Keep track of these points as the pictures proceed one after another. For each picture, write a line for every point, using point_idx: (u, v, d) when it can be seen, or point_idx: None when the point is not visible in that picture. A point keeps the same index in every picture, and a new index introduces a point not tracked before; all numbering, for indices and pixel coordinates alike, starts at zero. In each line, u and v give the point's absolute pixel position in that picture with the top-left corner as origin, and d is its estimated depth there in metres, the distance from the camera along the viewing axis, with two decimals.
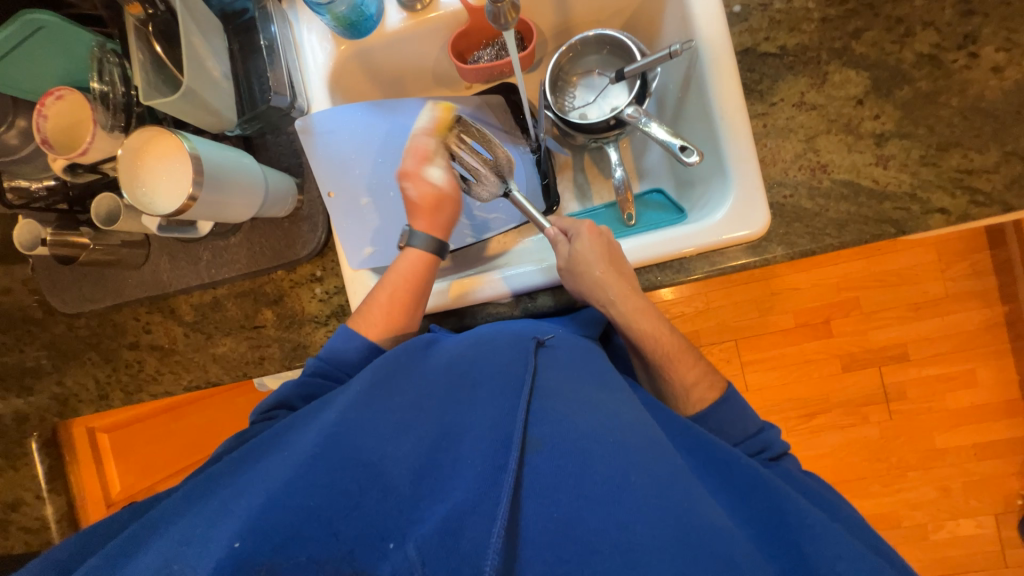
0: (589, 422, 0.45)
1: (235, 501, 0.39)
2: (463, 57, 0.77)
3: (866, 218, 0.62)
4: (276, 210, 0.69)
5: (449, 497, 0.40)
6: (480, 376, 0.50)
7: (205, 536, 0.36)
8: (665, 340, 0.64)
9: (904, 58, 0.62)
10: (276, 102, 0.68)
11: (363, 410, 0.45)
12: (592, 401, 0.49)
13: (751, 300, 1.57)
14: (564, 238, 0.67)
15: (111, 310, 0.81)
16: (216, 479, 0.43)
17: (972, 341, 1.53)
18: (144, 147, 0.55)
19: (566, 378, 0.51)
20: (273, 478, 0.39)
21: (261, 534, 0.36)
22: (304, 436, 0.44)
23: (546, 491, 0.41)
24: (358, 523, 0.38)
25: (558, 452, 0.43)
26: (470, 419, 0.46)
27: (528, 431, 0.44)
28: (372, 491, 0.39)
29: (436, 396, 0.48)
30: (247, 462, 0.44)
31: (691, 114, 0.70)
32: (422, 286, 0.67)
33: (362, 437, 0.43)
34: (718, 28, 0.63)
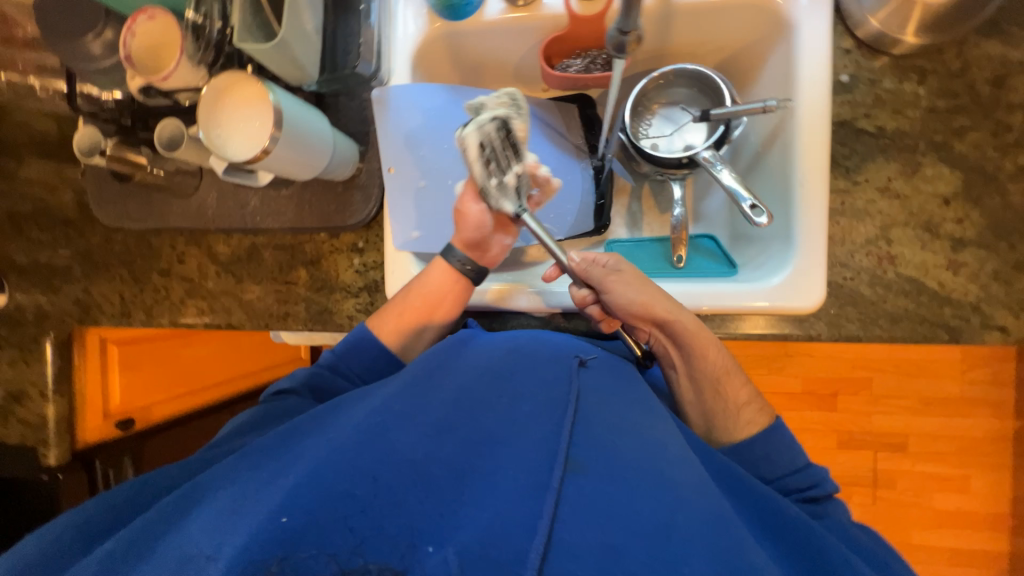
0: (634, 454, 0.45)
1: (279, 478, 0.42)
2: (552, 60, 0.75)
3: (922, 318, 0.61)
4: (335, 173, 0.69)
5: (490, 506, 0.40)
6: (522, 388, 0.51)
7: (250, 508, 0.40)
8: (717, 358, 0.61)
9: (1004, 167, 0.60)
10: (360, 69, 0.67)
11: (406, 407, 0.47)
12: (636, 426, 0.49)
13: (762, 355, 1.55)
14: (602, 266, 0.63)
15: (149, 233, 0.81)
16: (262, 452, 0.47)
17: (975, 449, 1.50)
18: (227, 89, 0.55)
19: (608, 402, 0.51)
20: (318, 459, 0.42)
21: (302, 512, 0.38)
22: (346, 423, 0.46)
23: (590, 513, 0.40)
24: (400, 515, 0.39)
25: (603, 477, 0.42)
26: (511, 428, 0.46)
27: (571, 450, 0.44)
28: (415, 488, 0.40)
29: (475, 398, 0.49)
30: (291, 442, 0.47)
31: (767, 171, 0.69)
32: (442, 308, 0.67)
33: (404, 431, 0.44)
34: (819, 92, 0.61)
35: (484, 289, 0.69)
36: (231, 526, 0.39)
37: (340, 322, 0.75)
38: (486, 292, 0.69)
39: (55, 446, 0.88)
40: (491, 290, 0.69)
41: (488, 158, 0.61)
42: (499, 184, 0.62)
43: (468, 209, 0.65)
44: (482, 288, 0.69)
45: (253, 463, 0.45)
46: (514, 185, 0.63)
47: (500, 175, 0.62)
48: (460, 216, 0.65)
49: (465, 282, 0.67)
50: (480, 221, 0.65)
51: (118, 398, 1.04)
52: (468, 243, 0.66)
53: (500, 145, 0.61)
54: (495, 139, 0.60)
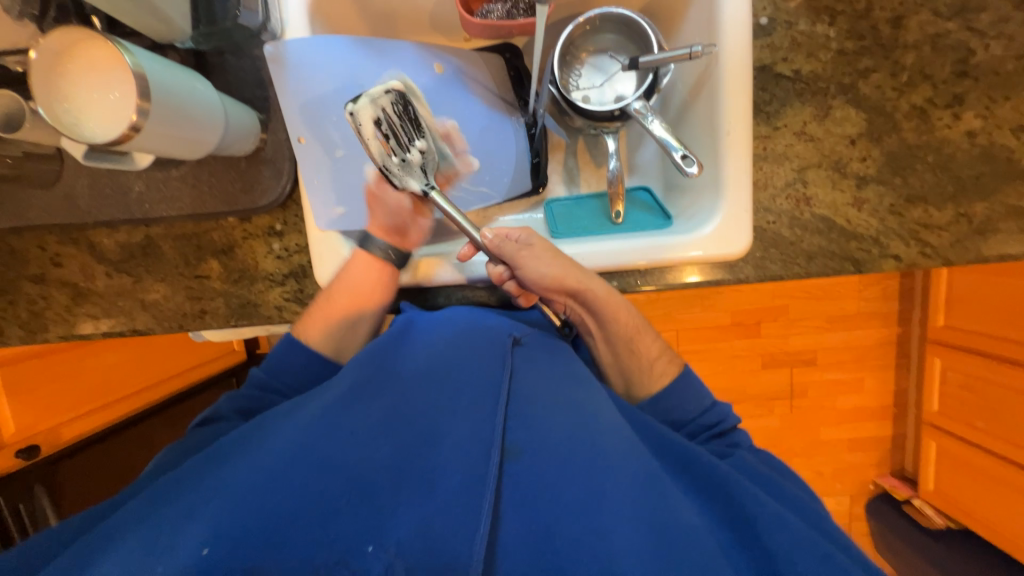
0: (569, 428, 0.46)
1: (200, 506, 0.38)
2: (470, 7, 0.68)
3: (833, 253, 0.67)
4: (235, 148, 0.60)
5: (429, 502, 0.39)
6: (458, 378, 0.51)
7: (167, 543, 0.36)
8: (627, 320, 0.63)
9: (900, 106, 0.64)
10: (245, 20, 0.57)
11: (338, 414, 0.45)
12: (570, 399, 0.50)
13: (697, 295, 1.66)
14: (512, 242, 0.61)
15: (6, 233, 0.67)
16: (180, 484, 0.42)
17: (868, 355, 1.75)
18: (63, 51, 0.43)
19: (541, 378, 0.53)
20: (241, 481, 0.39)
21: (230, 540, 0.35)
22: (274, 438, 0.44)
23: (524, 500, 0.41)
24: (334, 526, 0.37)
25: (540, 457, 0.44)
26: (448, 421, 0.46)
27: (506, 436, 0.45)
28: (350, 496, 0.38)
29: (410, 395, 0.48)
30: (212, 465, 0.43)
31: (694, 120, 0.69)
32: (373, 301, 0.63)
33: (338, 439, 0.42)
34: (740, 38, 0.61)
35: (412, 262, 0.66)
36: (145, 567, 0.34)
37: (267, 314, 0.68)
38: (412, 266, 0.66)
39: None
40: (415, 263, 0.66)
41: (388, 133, 0.58)
42: (403, 162, 0.60)
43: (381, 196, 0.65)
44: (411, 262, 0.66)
45: (171, 493, 0.41)
46: (420, 163, 0.61)
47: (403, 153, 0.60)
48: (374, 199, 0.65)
49: (389, 268, 0.64)
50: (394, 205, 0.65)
51: (14, 425, 0.94)
52: (387, 226, 0.65)
53: (398, 122, 0.60)
54: (393, 115, 0.59)
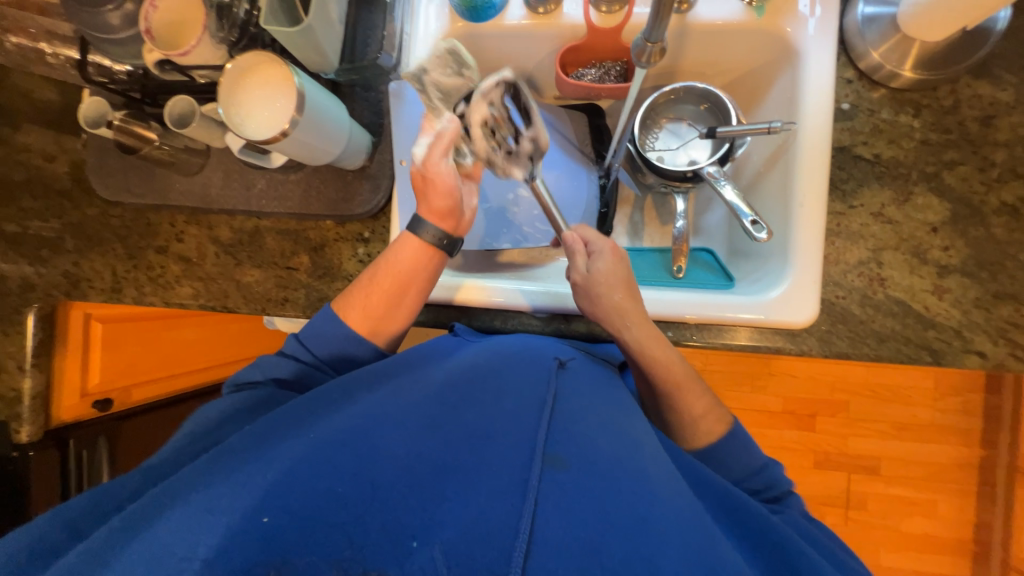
0: (612, 449, 0.46)
1: (263, 471, 0.42)
2: (567, 69, 0.76)
3: (908, 339, 0.64)
4: (347, 162, 0.69)
5: (472, 501, 0.42)
6: (505, 384, 0.52)
7: (231, 505, 0.40)
8: (676, 369, 0.61)
9: (988, 201, 0.63)
10: (381, 61, 0.68)
11: (389, 404, 0.49)
12: (615, 424, 0.50)
13: (745, 373, 1.59)
14: (583, 248, 0.65)
15: (148, 209, 0.80)
16: (238, 449, 0.45)
17: (942, 475, 1.56)
18: (251, 69, 0.55)
19: (586, 398, 0.53)
20: (302, 453, 0.44)
21: (288, 513, 0.40)
22: (330, 418, 0.48)
23: (570, 515, 0.41)
24: (385, 513, 0.41)
25: (583, 473, 0.44)
26: (493, 424, 0.48)
27: (551, 447, 0.45)
28: (399, 488, 0.42)
29: (461, 393, 0.51)
30: (272, 430, 0.47)
31: (768, 189, 0.72)
32: (416, 282, 0.63)
33: (388, 427, 0.46)
34: (821, 120, 0.64)
35: (478, 283, 0.70)
36: (209, 524, 0.39)
37: None
38: (480, 287, 0.70)
39: (30, 422, 0.86)
40: (484, 285, 0.70)
41: (493, 129, 0.65)
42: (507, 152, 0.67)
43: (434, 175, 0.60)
44: (476, 283, 0.71)
45: (235, 456, 0.44)
46: (527, 152, 0.67)
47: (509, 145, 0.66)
48: (429, 182, 0.60)
49: (438, 254, 0.63)
50: (450, 186, 0.61)
51: (97, 377, 1.01)
52: (442, 211, 0.62)
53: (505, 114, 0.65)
54: (498, 106, 0.64)
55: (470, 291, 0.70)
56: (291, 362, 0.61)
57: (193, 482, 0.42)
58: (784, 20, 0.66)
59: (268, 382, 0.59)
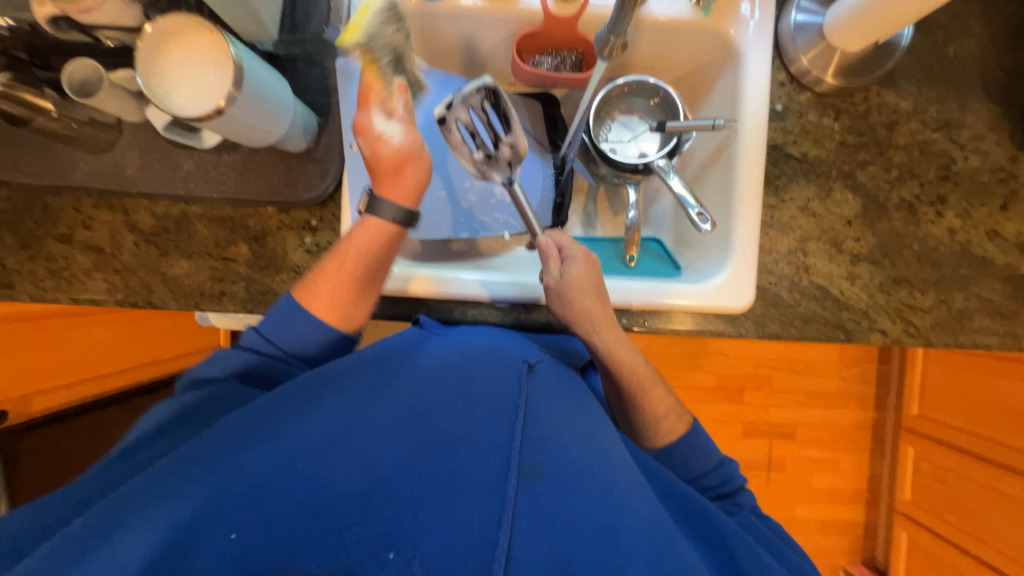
0: (584, 458, 0.47)
1: (224, 488, 0.41)
2: (523, 56, 0.75)
3: (827, 320, 0.72)
4: (291, 144, 0.63)
5: (450, 514, 0.42)
6: (476, 389, 0.52)
7: (196, 527, 0.39)
8: (640, 370, 0.65)
9: (891, 198, 0.72)
10: (328, 35, 0.63)
11: (359, 412, 0.48)
12: (586, 432, 0.52)
13: (684, 354, 1.71)
14: (557, 253, 0.65)
15: (44, 191, 0.69)
16: (198, 459, 0.44)
17: (844, 435, 1.79)
18: (175, 33, 0.49)
19: (556, 404, 0.54)
20: (271, 465, 0.43)
21: (256, 530, 0.40)
22: (295, 426, 0.46)
23: (545, 526, 0.42)
24: (360, 527, 0.40)
25: (556, 483, 0.45)
26: (467, 430, 0.47)
27: (525, 458, 0.45)
28: (374, 505, 0.42)
29: (432, 399, 0.50)
30: (231, 438, 0.45)
31: (712, 182, 0.76)
32: (375, 270, 0.60)
33: (357, 436, 0.46)
34: (758, 121, 0.69)
35: (432, 273, 0.69)
36: (170, 550, 0.38)
37: None
38: (434, 276, 0.69)
39: None
40: (438, 274, 0.69)
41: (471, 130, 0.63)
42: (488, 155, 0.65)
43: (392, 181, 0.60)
44: (430, 273, 0.69)
45: (193, 461, 0.43)
46: (506, 158, 0.65)
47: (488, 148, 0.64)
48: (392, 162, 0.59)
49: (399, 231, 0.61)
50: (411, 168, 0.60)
51: None
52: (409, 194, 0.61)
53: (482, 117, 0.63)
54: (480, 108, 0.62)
55: (429, 284, 0.68)
56: (245, 353, 0.59)
57: (144, 494, 0.41)
58: (727, 22, 0.70)
59: (225, 378, 0.57)
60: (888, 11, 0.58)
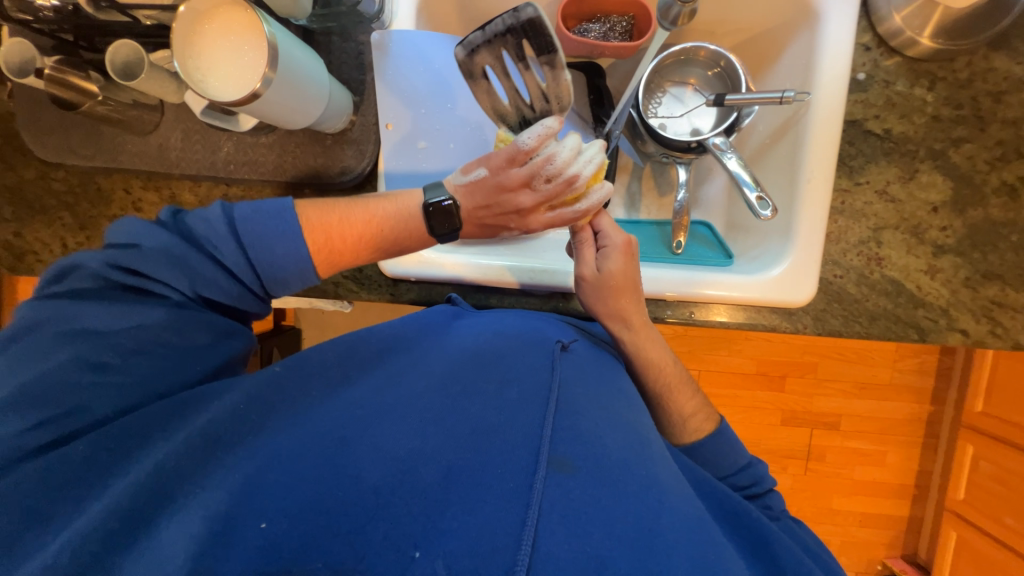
0: (620, 453, 0.46)
1: (254, 475, 0.41)
2: (568, 23, 0.69)
3: (898, 318, 0.65)
4: (328, 126, 0.62)
5: (476, 510, 0.40)
6: (508, 375, 0.51)
7: (224, 514, 0.39)
8: (667, 369, 0.65)
9: (989, 180, 0.63)
10: (362, 7, 0.60)
11: (389, 398, 0.48)
12: (619, 420, 0.50)
13: (725, 338, 1.64)
14: (592, 241, 0.61)
15: (96, 173, 0.71)
16: (233, 438, 0.44)
17: (894, 428, 1.69)
18: (209, 13, 0.47)
19: (588, 393, 0.52)
20: (299, 449, 0.43)
21: (283, 519, 0.38)
22: (325, 412, 0.46)
23: (576, 522, 0.40)
24: (381, 522, 0.39)
25: (591, 478, 0.43)
26: (497, 420, 0.46)
27: (555, 449, 0.44)
28: (397, 494, 0.40)
29: (462, 387, 0.50)
30: (266, 418, 0.46)
31: (773, 164, 0.69)
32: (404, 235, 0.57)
33: (386, 422, 0.45)
34: (835, 95, 0.61)
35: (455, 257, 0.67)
36: (205, 533, 0.37)
37: (323, 287, 0.70)
38: (459, 261, 0.67)
39: None
40: (462, 259, 0.67)
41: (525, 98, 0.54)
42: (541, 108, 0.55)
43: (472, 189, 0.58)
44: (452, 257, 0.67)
45: (230, 437, 0.44)
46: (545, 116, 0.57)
47: (527, 105, 0.55)
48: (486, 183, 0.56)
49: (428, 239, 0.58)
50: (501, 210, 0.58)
51: None
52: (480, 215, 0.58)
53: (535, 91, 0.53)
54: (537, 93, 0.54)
55: (466, 269, 0.66)
56: (223, 273, 0.49)
57: (187, 474, 0.41)
58: None
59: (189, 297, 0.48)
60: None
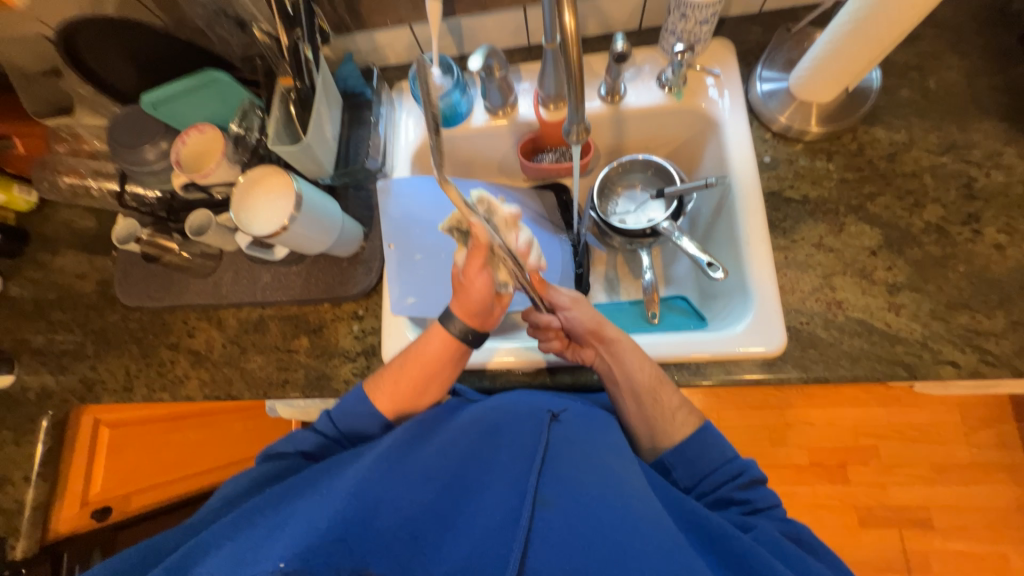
0: (597, 489, 0.50)
1: (277, 530, 0.44)
2: (528, 155, 0.90)
3: (879, 357, 0.66)
4: (340, 248, 0.78)
5: (467, 543, 0.45)
6: (503, 438, 0.55)
7: (248, 560, 0.41)
8: (655, 370, 0.65)
9: (914, 222, 0.70)
10: (368, 165, 0.80)
11: (397, 454, 0.51)
12: (601, 464, 0.53)
13: (765, 428, 1.53)
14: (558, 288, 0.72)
15: (164, 310, 0.88)
16: (262, 508, 0.49)
17: (1002, 521, 1.41)
18: (260, 178, 0.67)
19: (575, 447, 0.55)
20: (314, 514, 0.44)
21: (302, 558, 0.40)
22: (342, 474, 0.50)
23: (555, 547, 0.45)
24: (383, 560, 0.43)
25: (572, 510, 0.48)
26: (490, 472, 0.51)
27: (539, 491, 0.49)
28: (402, 532, 0.45)
29: (461, 446, 0.53)
30: (291, 491, 0.50)
31: (720, 236, 0.79)
32: (442, 371, 0.64)
33: (395, 476, 0.48)
34: (750, 173, 0.74)
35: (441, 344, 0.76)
36: None
37: (336, 385, 0.78)
38: None
39: (26, 536, 0.85)
40: None
41: None
42: None
43: (474, 279, 0.61)
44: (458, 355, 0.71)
45: (264, 507, 0.49)
46: None
47: None
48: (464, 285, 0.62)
49: (463, 347, 0.64)
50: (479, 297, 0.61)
51: (99, 485, 1.02)
52: (470, 310, 0.62)
53: None
54: None
55: None
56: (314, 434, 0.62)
57: (223, 533, 0.46)
58: (698, 99, 0.79)
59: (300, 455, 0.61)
60: (850, 50, 0.64)
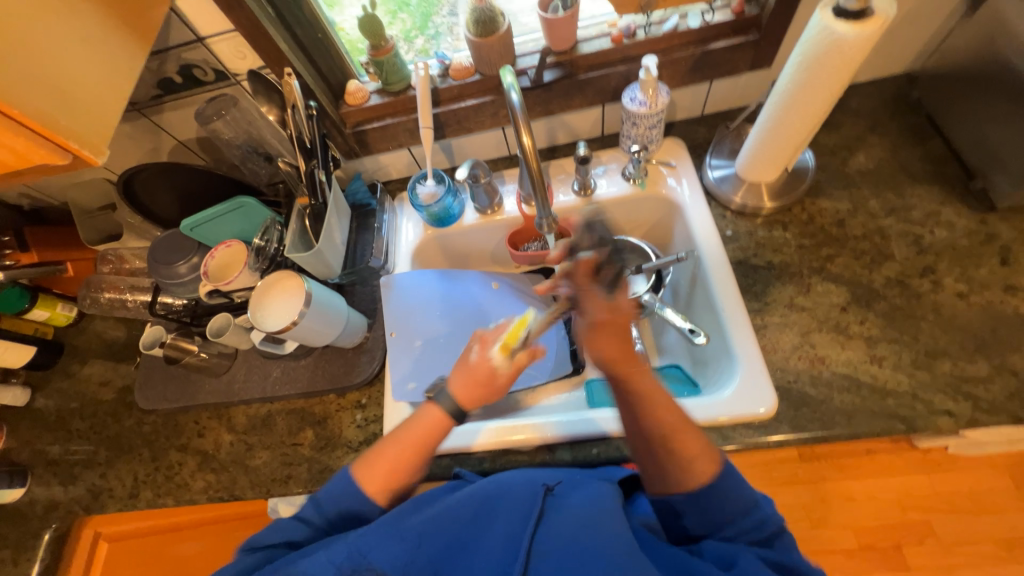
0: (589, 550, 0.49)
1: None
2: (517, 245, 0.97)
3: (873, 411, 0.66)
4: (346, 339, 0.85)
5: None
6: (498, 505, 0.55)
7: None
8: (671, 417, 0.57)
9: (875, 279, 0.75)
10: (372, 264, 0.91)
11: (393, 523, 0.53)
12: (597, 524, 0.52)
13: None
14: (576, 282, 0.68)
15: (178, 412, 0.92)
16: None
17: None
18: (275, 282, 0.75)
19: (573, 510, 0.54)
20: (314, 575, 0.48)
21: None
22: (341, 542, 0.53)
23: None
24: None
25: (559, 570, 0.48)
26: (482, 537, 0.53)
27: (528, 553, 0.51)
28: None
29: (456, 514, 0.54)
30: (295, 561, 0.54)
31: (699, 304, 0.84)
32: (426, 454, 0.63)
33: (388, 541, 0.52)
34: (714, 245, 0.82)
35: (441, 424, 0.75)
36: None
37: None
38: None
39: None
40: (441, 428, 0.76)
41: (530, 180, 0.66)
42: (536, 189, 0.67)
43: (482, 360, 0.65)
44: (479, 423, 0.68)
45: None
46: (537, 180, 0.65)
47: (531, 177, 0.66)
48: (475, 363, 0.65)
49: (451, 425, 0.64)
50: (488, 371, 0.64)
51: None
52: (475, 388, 0.64)
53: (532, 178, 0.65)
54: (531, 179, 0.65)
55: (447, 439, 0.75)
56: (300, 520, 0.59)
57: None
58: (659, 187, 0.90)
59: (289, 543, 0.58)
60: (772, 145, 0.75)
